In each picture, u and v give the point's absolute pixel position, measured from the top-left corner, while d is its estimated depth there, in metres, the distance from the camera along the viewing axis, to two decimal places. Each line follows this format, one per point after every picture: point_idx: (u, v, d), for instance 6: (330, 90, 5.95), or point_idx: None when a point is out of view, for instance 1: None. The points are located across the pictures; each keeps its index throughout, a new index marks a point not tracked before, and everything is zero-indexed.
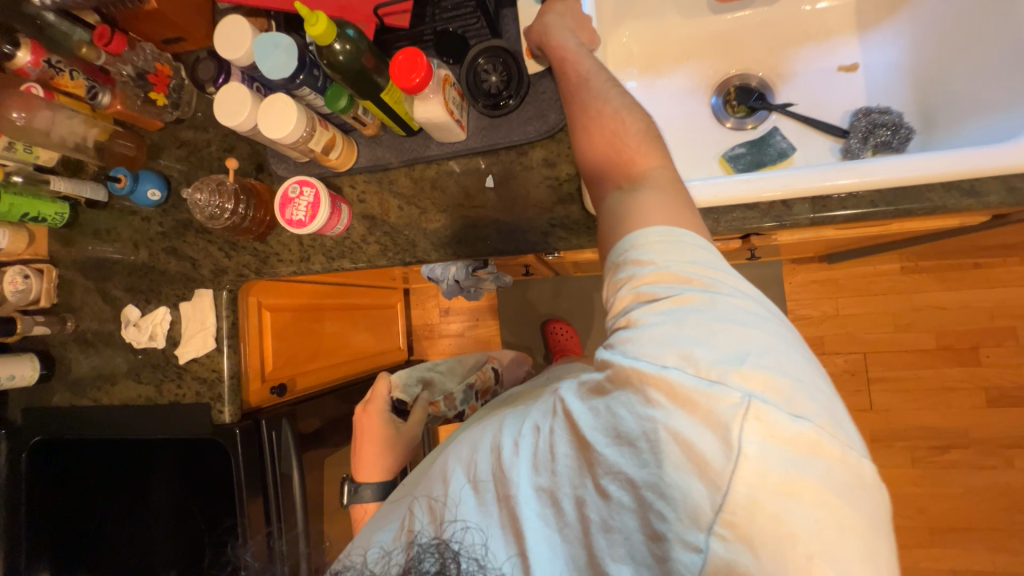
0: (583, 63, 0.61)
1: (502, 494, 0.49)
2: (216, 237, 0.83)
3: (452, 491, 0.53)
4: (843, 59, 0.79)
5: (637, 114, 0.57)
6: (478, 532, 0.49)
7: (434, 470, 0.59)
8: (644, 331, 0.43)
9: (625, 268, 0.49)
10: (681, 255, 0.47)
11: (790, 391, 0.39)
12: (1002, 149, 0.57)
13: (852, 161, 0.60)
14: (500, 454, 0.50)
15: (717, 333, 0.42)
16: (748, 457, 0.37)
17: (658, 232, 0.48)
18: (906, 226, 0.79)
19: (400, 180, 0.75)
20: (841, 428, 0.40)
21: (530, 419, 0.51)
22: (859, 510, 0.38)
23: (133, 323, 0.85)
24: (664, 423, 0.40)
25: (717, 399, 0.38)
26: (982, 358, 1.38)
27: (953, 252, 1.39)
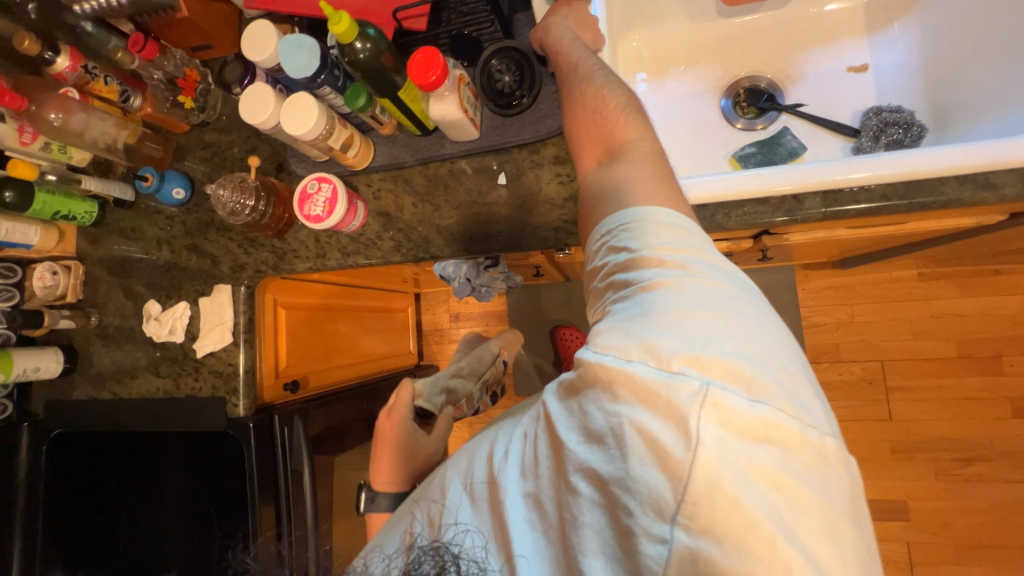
0: (574, 51, 0.64)
1: (494, 501, 0.50)
2: (236, 234, 0.85)
3: (449, 498, 0.55)
4: (852, 60, 0.80)
5: (620, 92, 0.60)
6: (478, 536, 0.51)
7: (434, 483, 0.61)
8: (614, 324, 0.45)
9: (605, 255, 0.52)
10: (653, 240, 0.48)
11: (750, 376, 0.39)
12: (1018, 142, 0.56)
13: (862, 156, 0.61)
14: (494, 460, 0.53)
15: (682, 320, 0.42)
16: (707, 446, 0.37)
17: (636, 214, 0.50)
18: (921, 225, 0.78)
19: (414, 178, 0.77)
20: (805, 410, 0.39)
21: (520, 429, 0.53)
22: (822, 490, 0.38)
23: (154, 317, 0.88)
24: (627, 417, 0.40)
25: (676, 389, 0.39)
26: (1005, 367, 1.34)
27: (972, 258, 1.36)
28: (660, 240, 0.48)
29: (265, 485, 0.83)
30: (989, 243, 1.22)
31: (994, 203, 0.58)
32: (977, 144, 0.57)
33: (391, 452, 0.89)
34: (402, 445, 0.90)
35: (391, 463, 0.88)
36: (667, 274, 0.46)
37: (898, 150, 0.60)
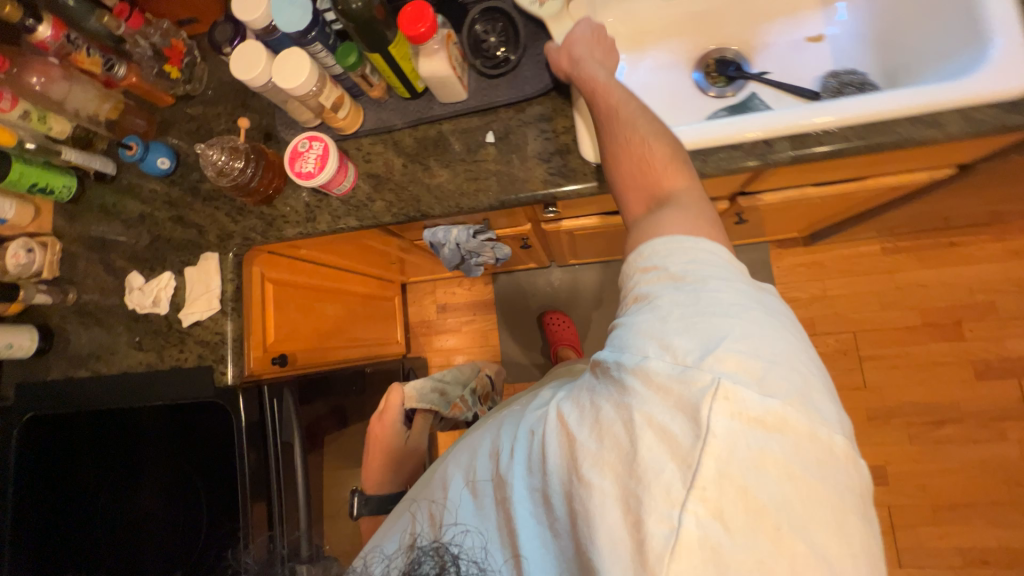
0: (613, 92, 0.65)
1: (499, 498, 0.52)
2: (223, 203, 0.85)
3: (452, 496, 0.58)
4: (809, 31, 0.87)
5: (663, 138, 0.61)
6: (477, 536, 0.54)
7: (435, 480, 0.64)
8: (636, 330, 0.47)
9: (632, 275, 0.54)
10: (678, 260, 0.51)
11: (762, 373, 0.41)
12: (961, 84, 0.62)
13: (822, 102, 0.66)
14: (498, 458, 0.54)
15: (698, 324, 0.44)
16: (717, 434, 0.38)
17: (662, 241, 0.53)
18: (879, 180, 0.84)
19: (405, 141, 0.79)
20: (814, 407, 0.40)
21: (526, 423, 0.53)
22: (828, 484, 0.38)
23: (136, 288, 0.86)
24: (638, 408, 0.42)
25: (689, 383, 0.40)
26: (966, 333, 1.42)
27: (929, 232, 1.46)
28: (681, 256, 0.51)
29: (256, 462, 0.80)
30: (942, 214, 1.31)
31: (942, 141, 0.63)
32: (926, 87, 0.63)
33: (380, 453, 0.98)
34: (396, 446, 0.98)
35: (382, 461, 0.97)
36: (684, 285, 0.48)
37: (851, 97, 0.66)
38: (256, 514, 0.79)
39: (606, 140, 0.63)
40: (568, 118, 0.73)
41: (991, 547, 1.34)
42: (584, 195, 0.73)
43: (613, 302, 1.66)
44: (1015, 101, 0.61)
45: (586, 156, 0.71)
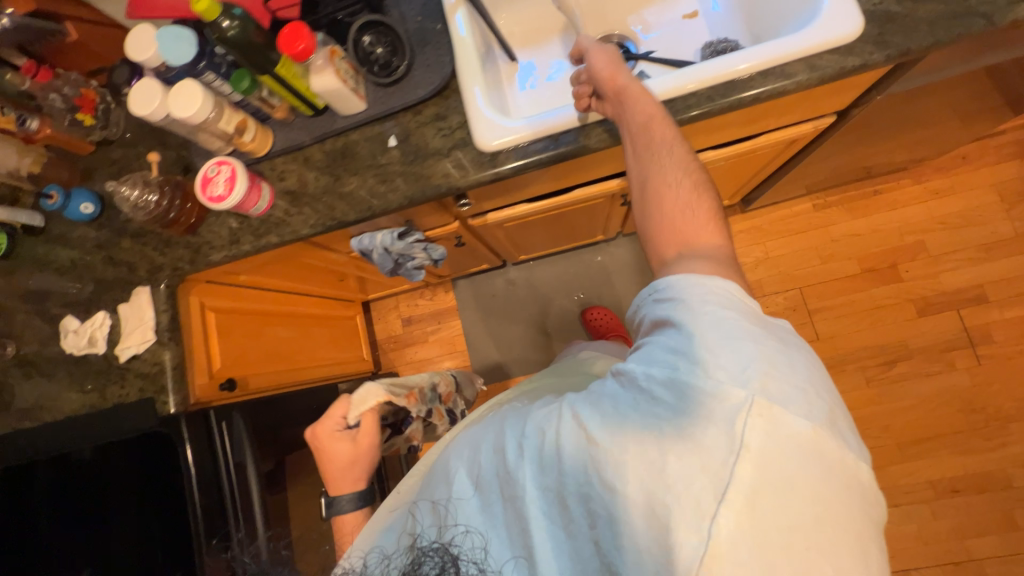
0: (668, 127, 0.65)
1: (508, 495, 0.52)
2: (150, 238, 0.88)
3: (456, 496, 0.55)
4: (684, 9, 0.94)
5: (708, 192, 0.62)
6: (478, 535, 0.52)
7: (434, 474, 0.61)
8: (669, 345, 0.47)
9: (654, 301, 0.55)
10: (699, 288, 0.51)
11: (793, 392, 0.43)
12: (800, 37, 0.68)
13: (685, 69, 0.71)
14: (505, 454, 0.53)
15: (727, 344, 0.45)
16: (750, 447, 0.40)
17: (686, 278, 0.53)
18: (768, 136, 0.90)
19: (315, 156, 0.82)
20: (842, 432, 0.43)
21: (534, 422, 0.53)
22: (852, 507, 0.41)
23: (72, 331, 0.87)
24: (668, 420, 0.44)
25: (722, 400, 0.42)
26: (903, 273, 1.49)
27: (852, 184, 1.54)
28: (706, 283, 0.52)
29: (206, 482, 0.81)
30: (859, 164, 1.39)
31: (792, 90, 0.69)
32: (771, 45, 0.69)
33: (336, 465, 0.77)
34: (356, 454, 0.78)
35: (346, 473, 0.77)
36: (711, 307, 0.49)
37: (713, 60, 0.71)
38: (211, 536, 0.80)
39: (654, 171, 0.63)
40: (461, 114, 0.78)
41: (958, 476, 1.38)
42: (486, 183, 0.77)
43: (573, 291, 1.70)
44: (850, 45, 0.67)
45: (482, 146, 0.75)
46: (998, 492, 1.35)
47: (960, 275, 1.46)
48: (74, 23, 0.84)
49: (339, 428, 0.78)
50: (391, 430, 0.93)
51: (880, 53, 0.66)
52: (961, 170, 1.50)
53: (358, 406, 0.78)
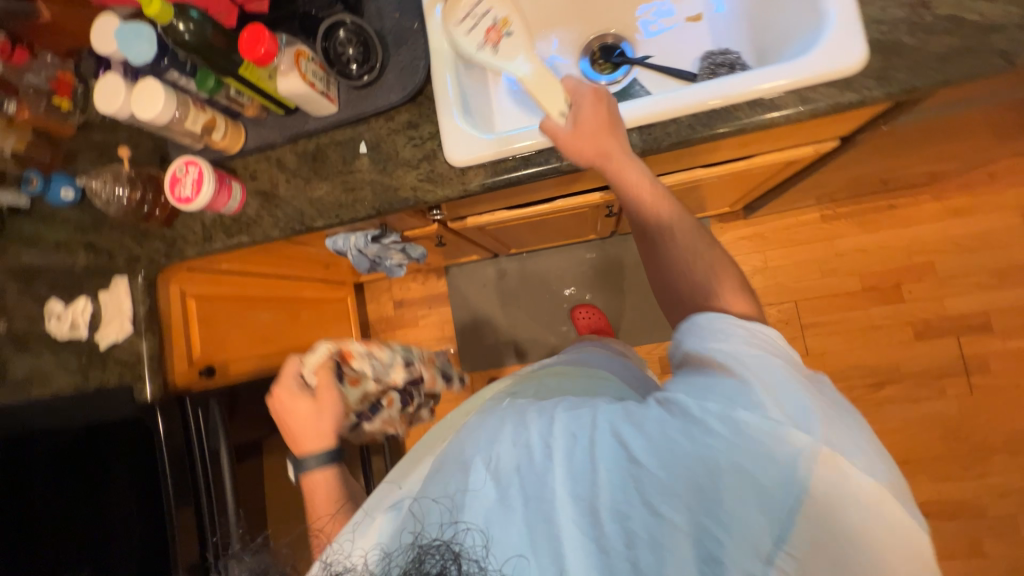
0: (664, 206, 0.64)
1: (534, 493, 0.44)
2: (128, 228, 0.91)
3: (467, 488, 0.45)
4: (688, 11, 0.87)
5: (728, 267, 0.61)
6: (481, 532, 0.42)
7: (440, 459, 0.51)
8: (720, 383, 0.45)
9: (701, 333, 0.53)
10: (747, 336, 0.50)
11: (855, 448, 0.42)
12: (791, 66, 0.63)
13: (668, 92, 0.67)
14: (533, 450, 0.46)
15: (783, 390, 0.44)
16: (813, 492, 0.40)
17: (729, 324, 0.52)
18: (763, 159, 0.85)
19: (287, 158, 0.81)
20: (901, 494, 0.43)
21: (568, 425, 0.47)
22: (910, 567, 0.40)
23: (55, 315, 0.91)
24: (728, 458, 0.41)
25: (787, 443, 0.41)
26: (905, 294, 1.43)
27: (865, 196, 1.46)
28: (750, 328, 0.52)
29: (179, 461, 0.87)
30: (872, 177, 1.30)
31: (782, 123, 0.64)
32: (761, 72, 0.64)
33: (297, 420, 0.73)
34: (317, 406, 0.74)
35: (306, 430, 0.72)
36: (761, 351, 0.49)
37: (704, 83, 0.67)
38: (183, 512, 0.86)
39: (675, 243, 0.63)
40: (433, 124, 0.75)
41: (932, 501, 1.38)
42: (453, 200, 0.75)
43: (565, 286, 1.68)
44: (849, 78, 0.62)
45: (451, 161, 0.72)
46: (970, 520, 1.35)
47: (966, 300, 1.40)
48: (46, 3, 0.83)
49: (297, 378, 0.77)
50: (356, 418, 0.86)
51: (880, 89, 0.61)
52: (985, 189, 1.41)
53: (312, 363, 0.78)
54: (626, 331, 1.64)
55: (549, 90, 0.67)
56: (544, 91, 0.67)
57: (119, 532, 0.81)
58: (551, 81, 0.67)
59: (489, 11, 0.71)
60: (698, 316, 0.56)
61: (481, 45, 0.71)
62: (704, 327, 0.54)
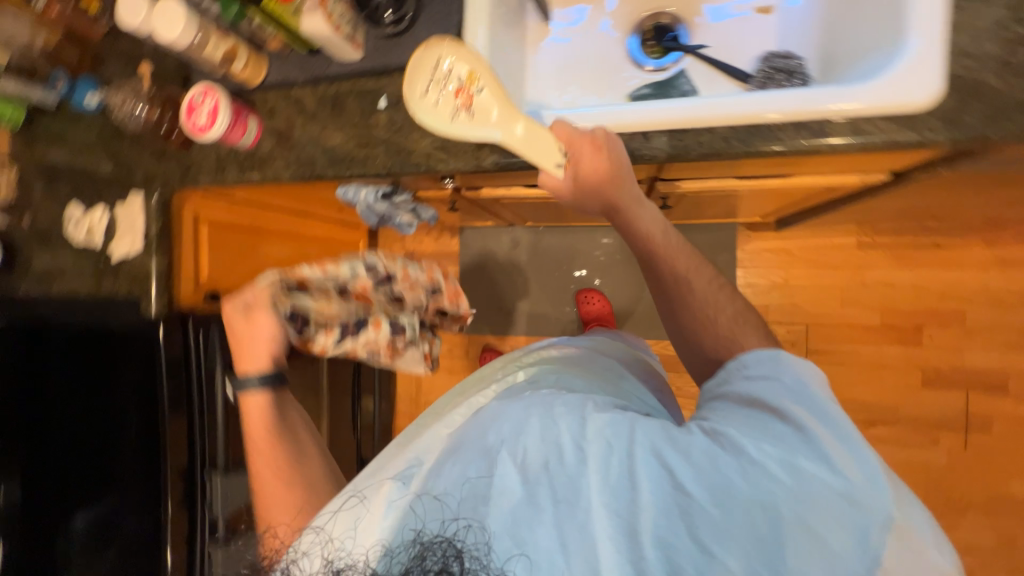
0: (679, 257, 0.68)
1: (564, 500, 0.47)
2: (146, 143, 0.91)
3: (495, 485, 0.48)
4: (759, 1, 0.80)
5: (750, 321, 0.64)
6: (486, 532, 0.47)
7: (459, 448, 0.53)
8: (784, 429, 0.47)
9: (757, 369, 0.53)
10: (802, 374, 0.51)
11: (912, 516, 0.45)
12: (847, 91, 0.57)
13: (710, 97, 0.62)
14: (562, 457, 0.49)
15: (848, 446, 0.46)
16: (881, 559, 0.42)
17: (794, 364, 0.52)
18: (802, 180, 0.79)
19: (306, 100, 0.78)
20: (944, 561, 0.46)
21: (606, 437, 0.49)
22: None
23: (73, 219, 0.95)
24: (798, 514, 0.42)
25: (859, 506, 0.43)
26: (924, 339, 1.37)
27: (911, 229, 1.37)
28: (813, 372, 0.52)
29: (176, 370, 0.94)
30: (922, 211, 1.21)
31: (826, 151, 0.60)
32: (812, 91, 0.59)
33: (243, 343, 0.82)
34: (255, 332, 0.80)
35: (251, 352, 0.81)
36: (827, 400, 0.49)
37: (750, 93, 0.62)
38: (176, 418, 0.94)
39: (699, 298, 0.66)
40: None
41: None
42: (465, 173, 0.72)
43: (575, 267, 1.66)
44: (915, 115, 0.57)
45: None
46: None
47: (987, 357, 1.34)
48: None
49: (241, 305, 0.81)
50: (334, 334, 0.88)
51: (945, 133, 0.56)
52: None
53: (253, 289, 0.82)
54: (627, 323, 1.62)
55: (539, 143, 0.61)
56: (535, 144, 0.61)
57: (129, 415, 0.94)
58: (540, 133, 0.61)
59: (451, 70, 0.60)
60: (751, 350, 0.56)
61: (453, 113, 0.60)
62: (751, 362, 0.54)
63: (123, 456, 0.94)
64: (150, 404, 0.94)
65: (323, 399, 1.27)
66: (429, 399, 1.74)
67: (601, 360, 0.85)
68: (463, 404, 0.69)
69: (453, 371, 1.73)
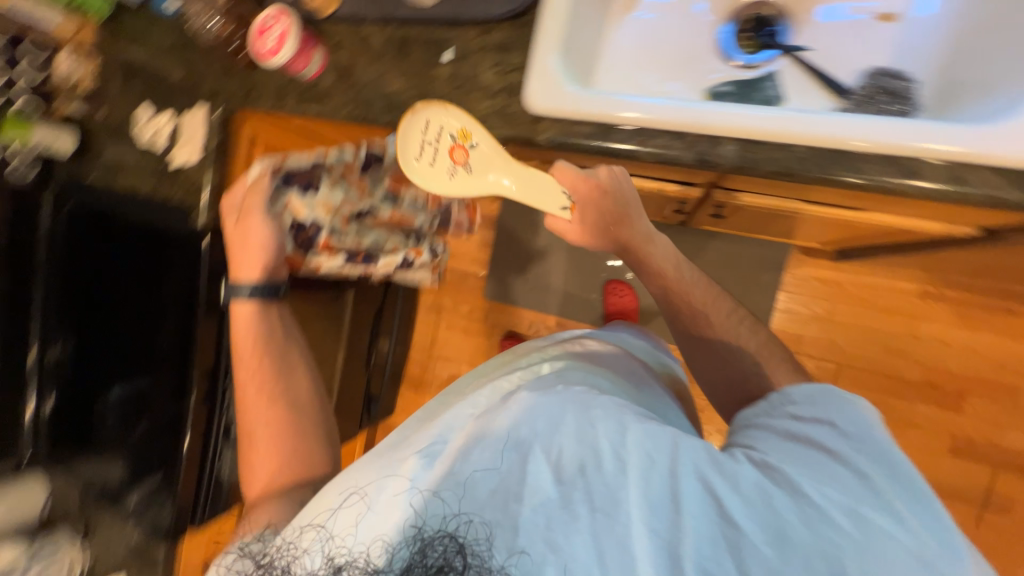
0: (695, 289, 0.76)
1: (607, 506, 0.50)
2: (219, 58, 0.92)
3: (529, 479, 0.51)
4: (883, 7, 0.71)
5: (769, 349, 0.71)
6: (506, 532, 0.49)
7: (486, 435, 0.56)
8: (843, 473, 0.53)
9: (812, 414, 0.59)
10: (861, 416, 0.58)
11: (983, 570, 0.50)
12: (943, 131, 0.52)
13: (791, 110, 0.57)
14: (599, 463, 0.52)
15: (908, 494, 0.52)
16: None
17: (850, 408, 0.58)
18: (876, 218, 0.73)
19: (374, 40, 0.77)
20: None
21: (647, 452, 0.52)
22: None
23: (140, 123, 1.01)
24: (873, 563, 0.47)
25: (932, 562, 0.48)
26: (964, 406, 1.28)
27: (981, 289, 1.26)
28: (871, 418, 0.58)
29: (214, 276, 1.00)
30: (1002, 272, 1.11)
31: (913, 196, 0.54)
32: (904, 125, 0.53)
33: (236, 247, 0.80)
34: (247, 237, 0.78)
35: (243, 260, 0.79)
36: (889, 446, 0.55)
37: (843, 115, 0.56)
38: (208, 323, 1.01)
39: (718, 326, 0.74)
40: (525, 55, 0.69)
41: None
42: (517, 145, 0.69)
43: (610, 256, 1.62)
44: None
45: (528, 105, 0.66)
46: None
47: None
48: None
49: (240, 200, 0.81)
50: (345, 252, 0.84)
51: None
52: None
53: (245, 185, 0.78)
54: (650, 323, 1.58)
55: (543, 189, 0.68)
56: (540, 191, 0.68)
57: (171, 311, 1.03)
58: (543, 178, 0.68)
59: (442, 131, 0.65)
60: (801, 388, 0.63)
61: (451, 170, 0.66)
62: (798, 398, 0.62)
63: (161, 346, 1.04)
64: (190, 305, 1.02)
65: (342, 334, 1.33)
66: (440, 354, 1.79)
67: (616, 362, 0.83)
68: (487, 387, 0.71)
69: (468, 332, 1.76)
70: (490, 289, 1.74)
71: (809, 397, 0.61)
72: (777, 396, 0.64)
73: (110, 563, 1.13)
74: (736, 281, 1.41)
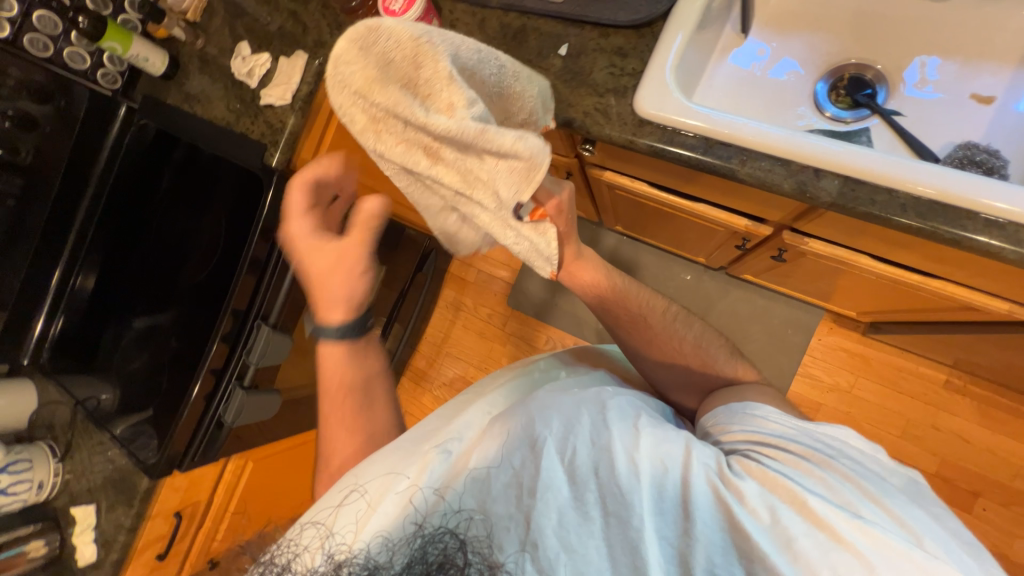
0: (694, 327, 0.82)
1: (620, 511, 0.50)
2: (331, 12, 0.94)
3: (545, 473, 0.52)
4: (980, 88, 0.74)
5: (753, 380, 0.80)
6: (518, 530, 0.49)
7: (507, 428, 0.58)
8: (841, 487, 0.52)
9: (792, 434, 0.61)
10: (844, 445, 0.59)
11: None
12: (961, 179, 0.57)
13: (848, 144, 0.61)
14: (613, 465, 0.53)
15: (917, 516, 0.50)
16: None
17: (836, 435, 0.60)
18: (943, 288, 0.74)
19: (491, 23, 0.80)
20: None
21: (662, 458, 0.54)
22: None
23: (241, 57, 1.00)
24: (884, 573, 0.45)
25: None
26: (975, 507, 1.26)
27: (1009, 393, 1.26)
28: (859, 447, 0.59)
29: (266, 230, 0.98)
30: None
31: (1010, 260, 0.56)
32: (947, 174, 0.57)
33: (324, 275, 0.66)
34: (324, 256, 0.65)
35: (333, 289, 0.66)
36: (877, 474, 0.56)
37: (913, 161, 0.59)
38: (247, 276, 0.98)
39: (706, 352, 0.80)
40: (642, 63, 0.72)
41: None
42: (615, 143, 0.71)
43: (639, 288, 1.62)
44: None
45: (638, 108, 0.69)
46: None
47: None
48: None
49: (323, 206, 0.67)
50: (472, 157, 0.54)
51: None
52: None
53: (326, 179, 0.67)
54: None
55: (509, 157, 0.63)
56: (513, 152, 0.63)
57: (210, 244, 1.04)
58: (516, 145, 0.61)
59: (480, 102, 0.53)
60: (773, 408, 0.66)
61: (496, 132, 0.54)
62: (769, 416, 0.64)
63: (189, 272, 1.04)
64: (229, 239, 1.02)
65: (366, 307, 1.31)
66: (449, 351, 1.76)
67: (659, 377, 0.81)
68: (506, 389, 0.72)
69: (483, 335, 1.74)
70: (514, 299, 1.72)
71: (781, 418, 0.63)
72: (758, 412, 0.65)
73: (79, 489, 1.07)
74: (762, 335, 1.41)
